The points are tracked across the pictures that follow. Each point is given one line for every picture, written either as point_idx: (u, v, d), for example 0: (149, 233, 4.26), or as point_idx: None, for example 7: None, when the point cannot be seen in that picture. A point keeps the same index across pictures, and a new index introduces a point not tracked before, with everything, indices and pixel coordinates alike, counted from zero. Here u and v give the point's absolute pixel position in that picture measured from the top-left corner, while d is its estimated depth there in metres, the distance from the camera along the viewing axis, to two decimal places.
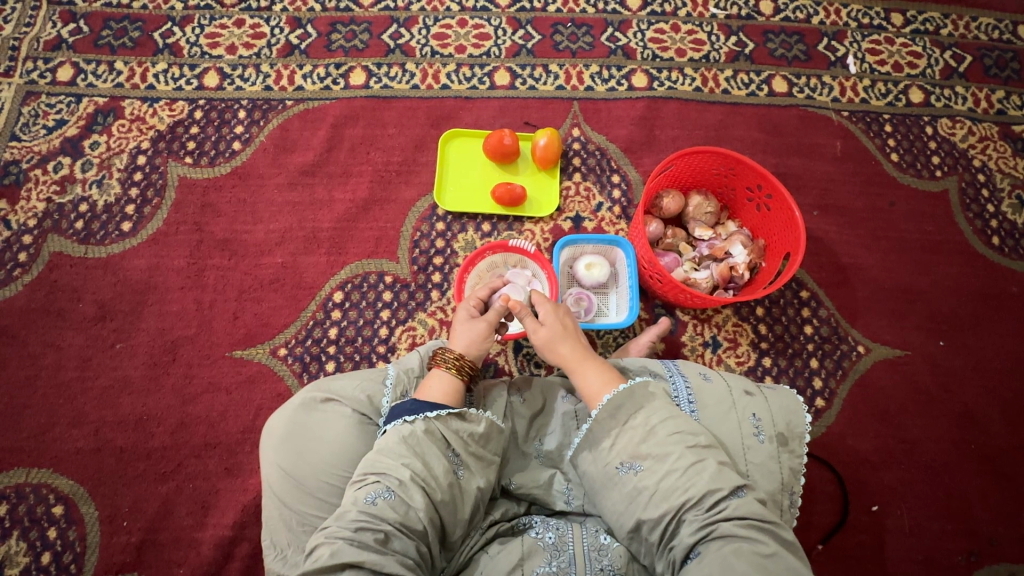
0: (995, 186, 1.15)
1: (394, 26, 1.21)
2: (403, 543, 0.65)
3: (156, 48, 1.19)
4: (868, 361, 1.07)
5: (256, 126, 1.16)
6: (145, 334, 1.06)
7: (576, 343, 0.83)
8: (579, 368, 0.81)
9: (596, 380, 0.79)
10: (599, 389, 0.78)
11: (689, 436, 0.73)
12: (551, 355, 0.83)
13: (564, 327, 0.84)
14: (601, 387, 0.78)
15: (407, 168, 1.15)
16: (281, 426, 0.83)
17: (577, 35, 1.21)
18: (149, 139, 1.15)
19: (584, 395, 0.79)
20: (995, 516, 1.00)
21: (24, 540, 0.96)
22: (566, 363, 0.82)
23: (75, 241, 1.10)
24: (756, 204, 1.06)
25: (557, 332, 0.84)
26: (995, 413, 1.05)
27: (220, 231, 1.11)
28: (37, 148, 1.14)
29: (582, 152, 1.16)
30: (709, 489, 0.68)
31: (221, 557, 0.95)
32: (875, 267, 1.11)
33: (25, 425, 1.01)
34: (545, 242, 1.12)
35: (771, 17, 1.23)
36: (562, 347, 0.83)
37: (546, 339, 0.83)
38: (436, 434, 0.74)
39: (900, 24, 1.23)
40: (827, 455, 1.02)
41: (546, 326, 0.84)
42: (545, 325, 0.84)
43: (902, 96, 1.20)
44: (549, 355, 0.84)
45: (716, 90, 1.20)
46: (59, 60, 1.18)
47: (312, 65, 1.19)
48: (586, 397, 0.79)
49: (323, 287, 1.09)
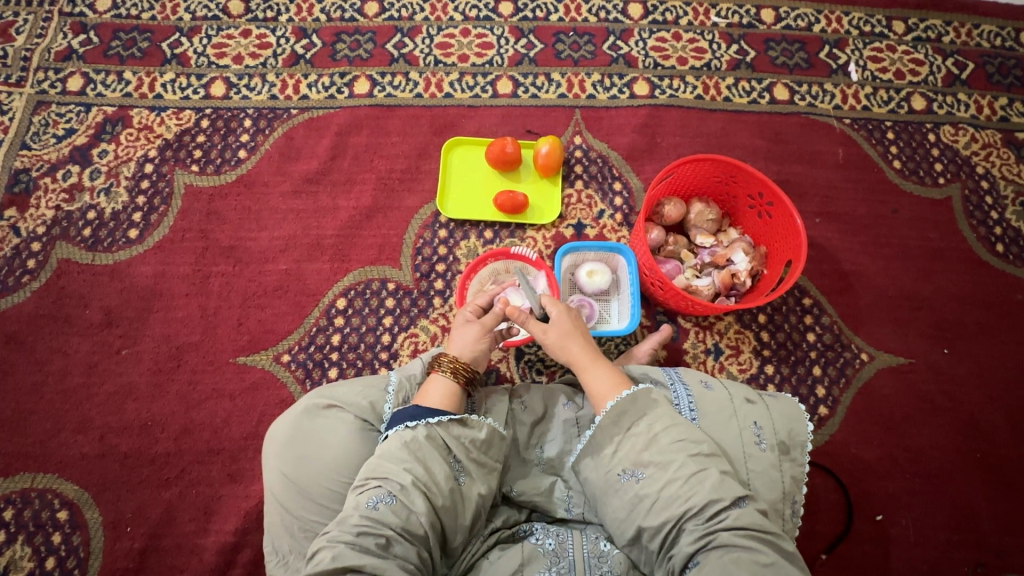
0: (999, 193, 1.15)
1: (398, 36, 1.22)
2: (404, 548, 0.65)
3: (164, 59, 1.21)
4: (872, 368, 1.06)
5: (261, 135, 1.18)
6: (151, 340, 1.07)
7: (587, 342, 0.84)
8: (590, 367, 0.82)
9: (607, 380, 0.80)
10: (611, 390, 0.78)
11: (692, 445, 0.73)
12: (563, 354, 0.84)
13: (573, 326, 0.85)
14: (612, 387, 0.78)
15: (410, 176, 1.16)
16: (284, 431, 0.84)
17: (579, 44, 1.22)
18: (157, 148, 1.17)
19: (593, 394, 0.79)
20: (1002, 527, 0.99)
21: (29, 545, 0.97)
22: (578, 362, 0.83)
23: (83, 248, 1.11)
24: (757, 211, 1.05)
25: (567, 330, 0.85)
26: (1001, 421, 1.04)
27: (225, 238, 1.13)
28: (46, 157, 1.15)
29: (584, 159, 1.17)
30: (711, 499, 0.68)
31: (224, 562, 0.96)
32: (878, 275, 1.11)
33: (32, 430, 1.02)
34: (547, 249, 1.12)
35: (773, 25, 1.23)
36: (573, 345, 0.84)
37: (555, 337, 0.84)
38: (438, 440, 0.74)
39: (902, 31, 1.23)
40: (829, 462, 1.01)
41: (556, 326, 0.85)
42: (555, 326, 0.85)
43: (904, 103, 1.19)
44: (560, 354, 0.85)
45: (718, 98, 1.20)
46: (70, 70, 1.20)
47: (317, 75, 1.21)
48: (596, 397, 0.79)
49: (327, 294, 1.10)
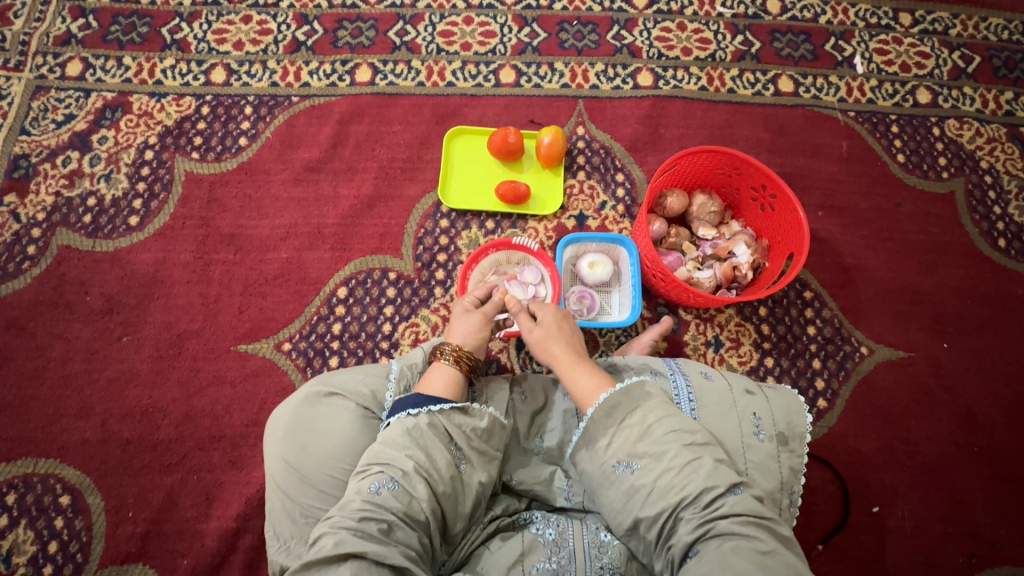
0: (1002, 187, 1.15)
1: (400, 23, 1.21)
2: (405, 534, 0.66)
3: (163, 44, 1.20)
4: (872, 361, 1.06)
5: (262, 123, 1.17)
6: (151, 327, 1.08)
7: (572, 344, 0.85)
8: (573, 367, 0.82)
9: (590, 379, 0.80)
10: (592, 390, 0.78)
11: (685, 435, 0.73)
12: (545, 355, 0.85)
13: (556, 330, 0.86)
14: (593, 387, 0.78)
15: (412, 165, 1.16)
16: (286, 418, 0.84)
17: (583, 33, 1.21)
18: (157, 134, 1.16)
19: (575, 394, 0.80)
20: (997, 520, 1.00)
21: (32, 529, 0.97)
22: (558, 363, 0.83)
23: (83, 234, 1.11)
24: (760, 204, 1.05)
25: (552, 332, 0.85)
26: (998, 415, 1.04)
27: (226, 226, 1.12)
28: (46, 143, 1.15)
29: (587, 150, 1.16)
30: (706, 487, 0.68)
31: (225, 547, 0.97)
32: (879, 268, 1.11)
33: (33, 416, 1.03)
34: (548, 240, 1.12)
35: (778, 16, 1.22)
36: (555, 347, 0.84)
37: (540, 337, 0.86)
38: (439, 428, 0.74)
39: (909, 23, 1.22)
40: (828, 454, 1.02)
41: (542, 326, 0.86)
42: (541, 325, 0.86)
43: (910, 96, 1.19)
44: (542, 355, 0.85)
45: (722, 90, 1.19)
46: (69, 55, 1.19)
47: (319, 62, 1.20)
48: (579, 399, 0.79)
49: (328, 283, 1.10)
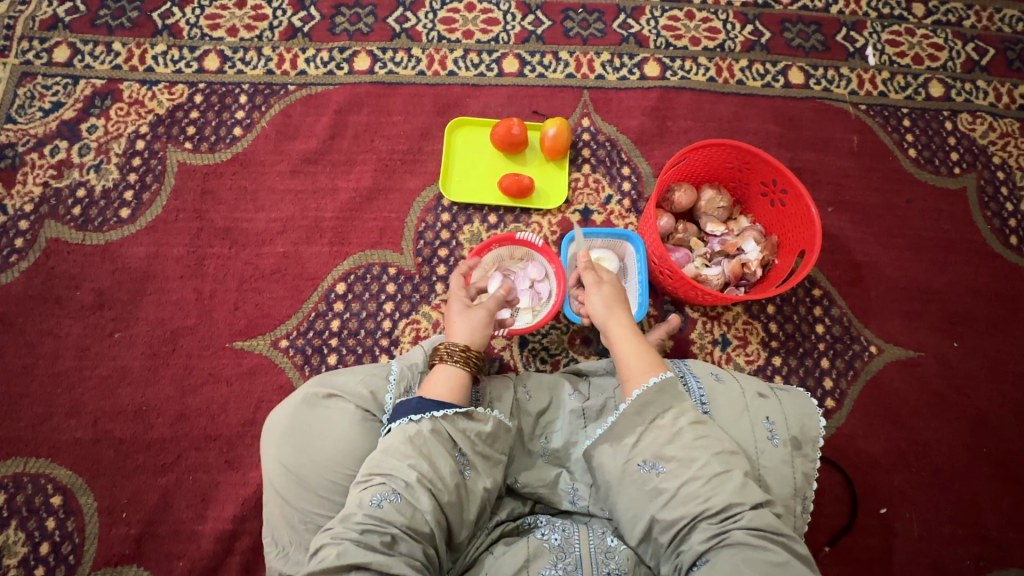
0: (1015, 184, 1.13)
1: (400, 9, 1.18)
2: (410, 546, 0.64)
3: (154, 30, 1.16)
4: (881, 361, 1.05)
5: (257, 112, 1.13)
6: (144, 323, 1.04)
7: (625, 318, 0.82)
8: (632, 337, 0.80)
9: (636, 359, 0.77)
10: (649, 366, 0.76)
11: (716, 444, 0.71)
12: (606, 313, 0.82)
13: (610, 303, 0.83)
14: (650, 364, 0.76)
15: (412, 157, 1.13)
16: (284, 422, 0.81)
17: (588, 21, 1.18)
18: (148, 123, 1.12)
19: (621, 374, 0.77)
20: (1005, 522, 0.98)
21: (22, 530, 0.95)
22: (619, 327, 0.81)
23: (72, 227, 1.07)
24: (770, 199, 1.03)
25: (618, 299, 0.84)
26: (1008, 416, 1.03)
27: (220, 219, 1.09)
28: (33, 131, 1.11)
29: (592, 143, 1.13)
30: (732, 501, 0.66)
31: (221, 549, 0.94)
32: (889, 266, 1.09)
33: (23, 415, 1.00)
34: (552, 235, 1.09)
35: (789, 6, 1.19)
36: (621, 311, 0.83)
37: (608, 295, 0.84)
38: (443, 434, 0.72)
39: (922, 14, 1.19)
40: (835, 455, 1.00)
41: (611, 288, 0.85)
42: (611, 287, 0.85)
43: (922, 89, 1.16)
44: (603, 311, 0.83)
45: (730, 81, 1.16)
46: (56, 40, 1.14)
47: (316, 49, 1.16)
48: (629, 369, 0.76)
49: (326, 278, 1.07)
